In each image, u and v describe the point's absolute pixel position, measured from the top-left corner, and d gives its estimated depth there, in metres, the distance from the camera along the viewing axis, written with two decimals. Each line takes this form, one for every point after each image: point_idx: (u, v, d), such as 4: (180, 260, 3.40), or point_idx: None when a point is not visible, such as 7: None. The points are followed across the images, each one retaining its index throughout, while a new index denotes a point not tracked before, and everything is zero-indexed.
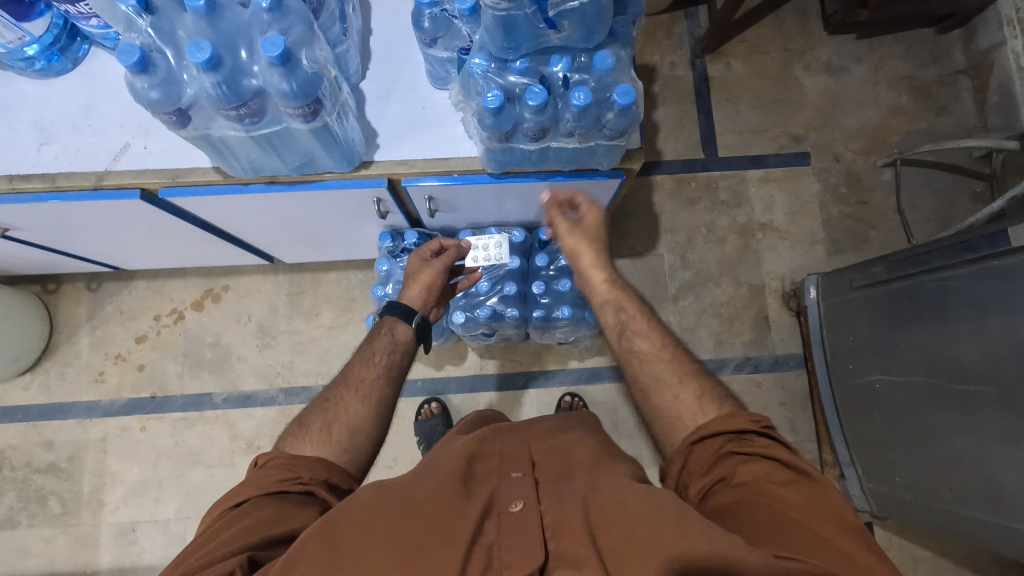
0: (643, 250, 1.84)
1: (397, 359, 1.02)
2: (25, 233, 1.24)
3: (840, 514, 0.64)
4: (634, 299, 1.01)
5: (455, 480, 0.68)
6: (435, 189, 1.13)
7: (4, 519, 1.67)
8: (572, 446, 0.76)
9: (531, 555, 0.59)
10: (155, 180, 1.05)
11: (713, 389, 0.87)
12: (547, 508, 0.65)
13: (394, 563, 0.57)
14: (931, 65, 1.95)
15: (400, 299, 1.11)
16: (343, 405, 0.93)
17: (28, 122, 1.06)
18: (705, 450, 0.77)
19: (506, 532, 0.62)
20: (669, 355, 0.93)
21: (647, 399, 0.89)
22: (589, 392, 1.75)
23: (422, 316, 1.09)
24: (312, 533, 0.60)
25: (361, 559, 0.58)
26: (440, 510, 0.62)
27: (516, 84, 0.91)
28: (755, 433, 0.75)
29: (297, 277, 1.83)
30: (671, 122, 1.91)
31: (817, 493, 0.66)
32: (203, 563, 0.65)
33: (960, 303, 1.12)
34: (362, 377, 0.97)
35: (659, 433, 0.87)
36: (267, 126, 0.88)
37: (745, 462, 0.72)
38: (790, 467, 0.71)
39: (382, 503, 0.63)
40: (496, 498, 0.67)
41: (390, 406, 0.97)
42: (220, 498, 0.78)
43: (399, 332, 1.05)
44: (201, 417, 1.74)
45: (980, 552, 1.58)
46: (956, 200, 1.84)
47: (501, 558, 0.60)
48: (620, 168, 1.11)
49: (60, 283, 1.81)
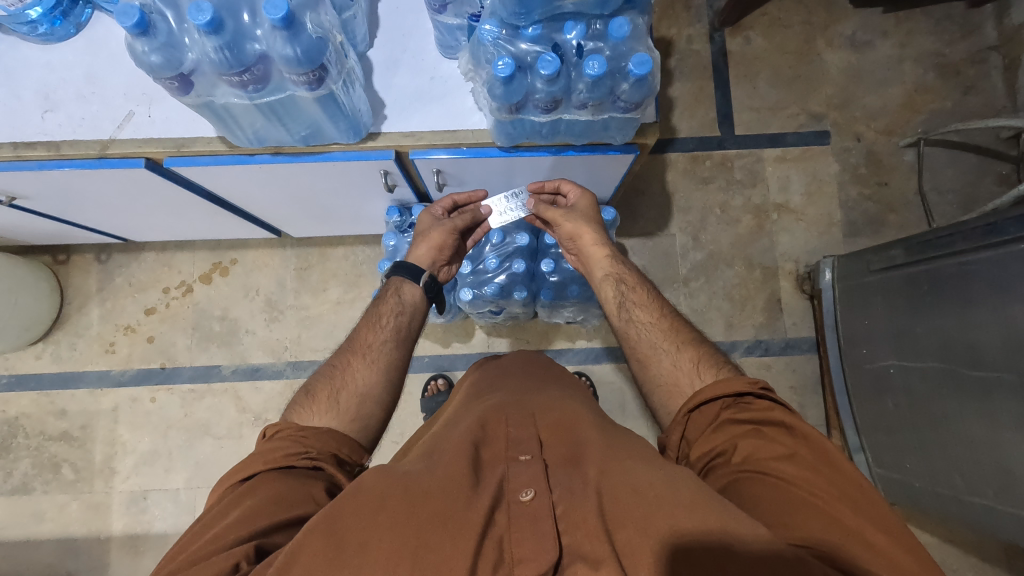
0: (655, 229, 1.80)
1: (404, 323, 1.02)
2: (33, 201, 1.23)
3: (848, 489, 0.62)
4: (633, 273, 1.05)
5: (462, 467, 0.65)
6: (444, 162, 1.11)
7: (19, 484, 1.70)
8: (577, 428, 0.74)
9: (543, 551, 0.56)
10: (160, 148, 1.03)
11: (709, 355, 0.90)
12: (558, 497, 0.63)
13: (401, 555, 0.54)
14: (960, 41, 1.87)
15: (408, 258, 1.10)
16: (351, 372, 0.93)
17: (32, 88, 1.04)
18: (703, 417, 0.78)
19: (517, 523, 0.59)
20: (667, 325, 0.96)
21: (645, 367, 0.93)
22: (597, 372, 1.74)
23: (430, 275, 1.09)
24: (312, 524, 0.57)
25: (366, 550, 0.54)
26: (447, 500, 0.59)
27: (528, 52, 0.88)
28: (753, 401, 0.75)
29: (304, 251, 1.82)
30: (687, 98, 1.86)
31: (822, 468, 0.65)
32: (204, 550, 0.62)
33: (983, 287, 1.08)
34: (370, 343, 0.98)
35: (656, 400, 0.90)
36: (272, 94, 0.86)
37: (740, 432, 0.72)
38: (789, 434, 0.70)
39: (387, 491, 0.60)
40: (505, 485, 0.64)
41: (400, 370, 0.98)
42: (225, 474, 0.75)
43: (407, 292, 1.06)
44: (210, 390, 1.75)
45: (988, 539, 1.57)
46: (981, 182, 1.78)
47: (513, 552, 0.57)
48: (633, 143, 1.08)
49: (70, 254, 1.81)
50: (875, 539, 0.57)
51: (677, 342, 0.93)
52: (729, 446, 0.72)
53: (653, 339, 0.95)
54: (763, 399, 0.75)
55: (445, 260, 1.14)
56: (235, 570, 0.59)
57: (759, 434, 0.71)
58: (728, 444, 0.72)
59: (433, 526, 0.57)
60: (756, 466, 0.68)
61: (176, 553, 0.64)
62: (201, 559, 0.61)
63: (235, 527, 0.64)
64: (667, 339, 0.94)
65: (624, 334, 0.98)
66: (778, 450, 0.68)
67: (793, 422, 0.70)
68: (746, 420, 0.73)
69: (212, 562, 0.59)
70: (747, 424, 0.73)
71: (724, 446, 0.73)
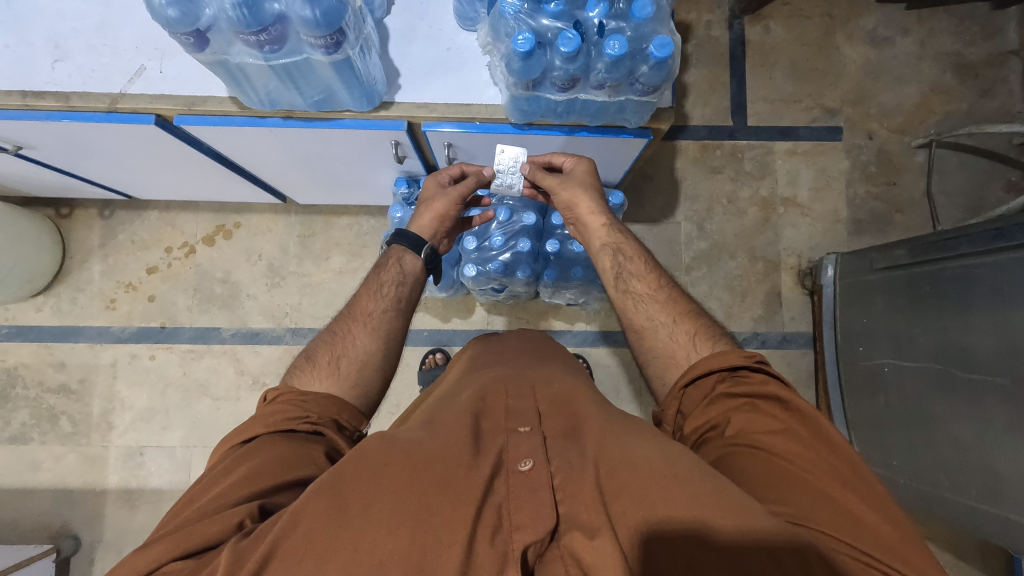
0: (661, 216, 1.80)
1: (405, 293, 1.02)
2: (39, 152, 1.22)
3: (838, 463, 0.64)
4: (633, 244, 1.04)
5: (463, 437, 0.66)
6: (454, 135, 1.11)
7: (17, 434, 1.72)
8: (576, 402, 0.76)
9: (542, 518, 0.57)
10: (170, 106, 1.02)
11: (706, 328, 0.91)
12: (557, 468, 0.64)
13: (401, 518, 0.54)
14: (981, 43, 1.85)
15: (411, 227, 1.09)
16: (351, 337, 0.94)
17: (42, 37, 1.02)
18: (697, 391, 0.79)
19: (516, 491, 0.60)
20: (664, 296, 0.97)
21: (641, 339, 0.94)
22: (594, 355, 1.75)
23: (431, 247, 1.08)
24: (314, 488, 0.58)
25: (368, 512, 0.55)
26: (448, 466, 0.61)
27: (549, 27, 0.87)
28: (747, 375, 0.76)
29: (309, 219, 1.82)
30: (701, 86, 1.84)
31: (813, 443, 0.66)
32: (202, 512, 0.62)
33: (986, 291, 1.09)
34: (370, 311, 0.98)
35: (652, 370, 0.91)
36: (288, 55, 0.85)
37: (733, 407, 0.74)
38: (781, 408, 0.71)
39: (388, 458, 0.61)
40: (504, 454, 0.65)
41: (398, 338, 0.98)
42: (227, 435, 0.76)
43: (408, 262, 1.05)
44: (209, 350, 1.76)
45: (965, 538, 1.62)
46: (989, 187, 1.78)
47: (511, 518, 0.57)
48: (647, 127, 1.07)
49: (73, 208, 1.80)
50: (864, 515, 0.59)
51: (675, 316, 0.93)
52: (722, 421, 0.73)
53: (653, 313, 0.95)
54: (755, 372, 0.76)
55: (445, 229, 1.12)
56: (239, 528, 0.60)
57: (754, 411, 0.72)
58: (722, 418, 0.74)
59: (435, 491, 0.57)
60: (749, 440, 0.69)
61: (178, 510, 0.65)
62: (205, 515, 0.62)
63: (239, 485, 0.66)
64: (666, 312, 0.94)
65: (622, 307, 0.98)
66: (772, 424, 0.70)
67: (786, 396, 0.71)
68: (739, 394, 0.74)
69: (215, 522, 0.60)
70: (741, 397, 0.74)
71: (717, 420, 0.74)
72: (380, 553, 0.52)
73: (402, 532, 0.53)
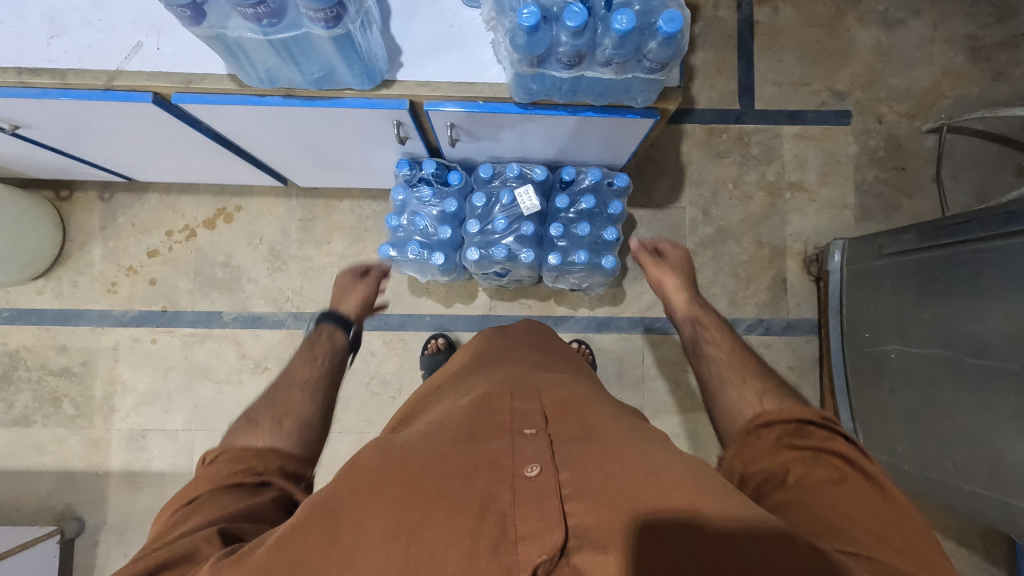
0: (666, 201, 1.78)
1: (335, 362, 1.08)
2: (35, 131, 1.20)
3: (906, 529, 0.61)
4: (710, 315, 1.12)
5: (464, 450, 0.65)
6: (457, 115, 1.09)
7: (20, 416, 1.72)
8: (582, 408, 0.75)
9: (550, 529, 0.53)
10: (168, 83, 1.00)
11: (776, 388, 0.90)
12: (567, 477, 0.60)
13: (392, 539, 0.53)
14: (995, 25, 1.81)
15: (337, 308, 1.22)
16: (287, 402, 0.94)
17: (36, 12, 1.00)
18: (753, 438, 0.79)
19: (523, 497, 0.57)
20: (739, 360, 0.98)
21: (712, 396, 0.93)
22: (597, 341, 1.74)
23: (357, 328, 1.20)
24: (307, 515, 0.58)
25: (359, 533, 0.55)
26: (444, 481, 0.60)
27: (554, 2, 0.85)
28: (814, 431, 0.75)
29: (310, 202, 1.80)
30: (708, 69, 1.81)
31: (881, 508, 0.64)
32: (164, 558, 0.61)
33: (995, 277, 1.07)
34: (303, 378, 1.01)
35: (718, 422, 0.89)
36: (287, 30, 0.83)
37: (797, 460, 0.72)
38: (847, 469, 0.69)
39: (382, 476, 0.61)
40: (511, 458, 0.63)
41: (331, 402, 1.00)
42: (169, 500, 0.74)
43: (337, 337, 1.14)
44: (210, 334, 1.76)
45: (967, 525, 1.62)
46: (1000, 173, 1.75)
47: (516, 527, 0.53)
48: (654, 107, 1.05)
49: (73, 190, 1.79)
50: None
51: (746, 377, 0.93)
52: (782, 470, 0.71)
53: (726, 375, 0.95)
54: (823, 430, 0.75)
55: (366, 312, 1.25)
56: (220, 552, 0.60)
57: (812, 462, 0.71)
58: (782, 468, 0.72)
59: (430, 506, 0.56)
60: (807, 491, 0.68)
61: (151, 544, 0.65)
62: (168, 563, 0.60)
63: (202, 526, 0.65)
64: (739, 373, 0.94)
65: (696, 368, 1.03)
66: (836, 481, 0.67)
67: (855, 459, 0.70)
68: (806, 447, 0.73)
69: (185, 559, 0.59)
70: (804, 450, 0.73)
71: (776, 469, 0.72)
72: (371, 570, 0.51)
73: (395, 551, 0.52)
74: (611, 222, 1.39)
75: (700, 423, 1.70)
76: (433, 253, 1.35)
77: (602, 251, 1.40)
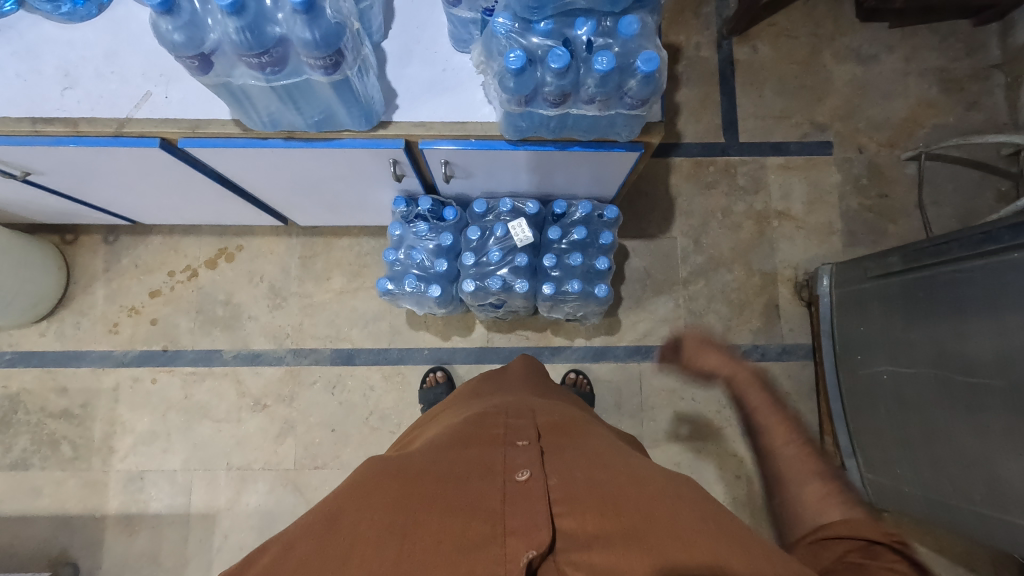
0: (657, 231, 1.82)
1: None
2: (46, 177, 1.25)
3: None
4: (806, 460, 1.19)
5: (458, 462, 0.72)
6: (450, 153, 1.13)
7: (18, 459, 1.71)
8: (573, 427, 0.83)
9: (537, 528, 0.61)
10: (174, 129, 1.06)
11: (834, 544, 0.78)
12: (554, 482, 0.68)
13: (389, 534, 0.60)
14: (965, 58, 1.90)
15: None
16: None
17: (52, 66, 1.06)
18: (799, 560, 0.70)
19: (514, 498, 0.65)
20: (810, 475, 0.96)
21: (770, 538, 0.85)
22: (594, 370, 1.75)
23: None
24: (312, 519, 0.64)
25: (356, 529, 0.61)
26: (436, 486, 0.66)
27: (539, 45, 0.90)
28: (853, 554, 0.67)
29: (310, 240, 1.84)
30: (693, 105, 1.89)
31: None
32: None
33: (976, 294, 1.10)
34: None
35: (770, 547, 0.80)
36: (289, 77, 0.88)
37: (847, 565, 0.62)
38: None
39: (381, 478, 0.68)
40: (502, 467, 0.71)
41: None
42: None
43: None
44: (210, 373, 1.77)
45: (975, 550, 1.60)
46: (980, 198, 1.80)
47: (506, 524, 0.61)
48: (638, 141, 1.10)
49: (78, 234, 1.83)
50: None
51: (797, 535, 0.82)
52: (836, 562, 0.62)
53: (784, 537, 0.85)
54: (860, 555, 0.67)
55: None
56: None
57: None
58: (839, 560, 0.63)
59: (424, 507, 0.63)
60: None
61: None
62: None
63: None
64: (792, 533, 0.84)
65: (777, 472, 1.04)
66: None
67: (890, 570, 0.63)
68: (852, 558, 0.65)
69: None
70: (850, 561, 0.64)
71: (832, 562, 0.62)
72: (368, 564, 0.56)
73: (390, 549, 0.58)
74: (603, 251, 1.42)
75: (700, 451, 1.70)
76: (431, 285, 1.39)
77: (595, 280, 1.43)
